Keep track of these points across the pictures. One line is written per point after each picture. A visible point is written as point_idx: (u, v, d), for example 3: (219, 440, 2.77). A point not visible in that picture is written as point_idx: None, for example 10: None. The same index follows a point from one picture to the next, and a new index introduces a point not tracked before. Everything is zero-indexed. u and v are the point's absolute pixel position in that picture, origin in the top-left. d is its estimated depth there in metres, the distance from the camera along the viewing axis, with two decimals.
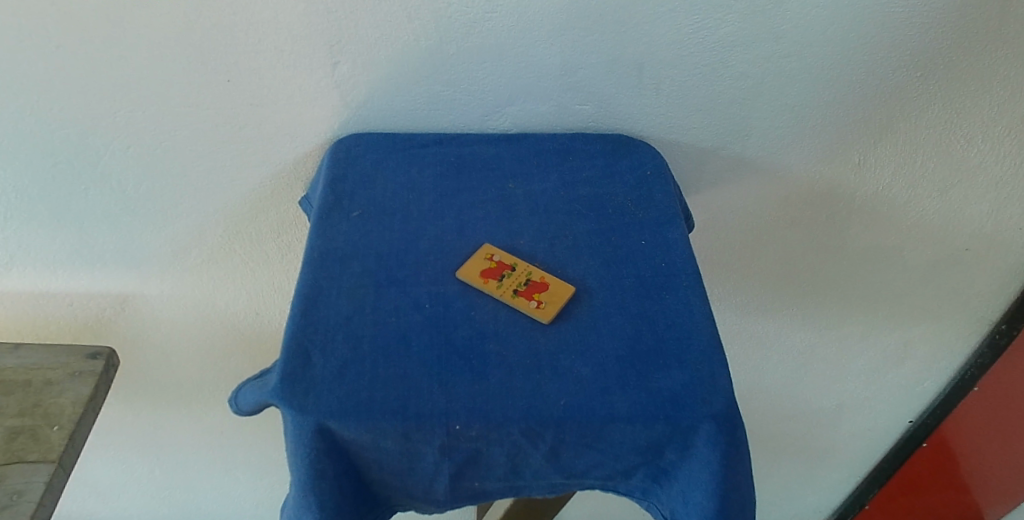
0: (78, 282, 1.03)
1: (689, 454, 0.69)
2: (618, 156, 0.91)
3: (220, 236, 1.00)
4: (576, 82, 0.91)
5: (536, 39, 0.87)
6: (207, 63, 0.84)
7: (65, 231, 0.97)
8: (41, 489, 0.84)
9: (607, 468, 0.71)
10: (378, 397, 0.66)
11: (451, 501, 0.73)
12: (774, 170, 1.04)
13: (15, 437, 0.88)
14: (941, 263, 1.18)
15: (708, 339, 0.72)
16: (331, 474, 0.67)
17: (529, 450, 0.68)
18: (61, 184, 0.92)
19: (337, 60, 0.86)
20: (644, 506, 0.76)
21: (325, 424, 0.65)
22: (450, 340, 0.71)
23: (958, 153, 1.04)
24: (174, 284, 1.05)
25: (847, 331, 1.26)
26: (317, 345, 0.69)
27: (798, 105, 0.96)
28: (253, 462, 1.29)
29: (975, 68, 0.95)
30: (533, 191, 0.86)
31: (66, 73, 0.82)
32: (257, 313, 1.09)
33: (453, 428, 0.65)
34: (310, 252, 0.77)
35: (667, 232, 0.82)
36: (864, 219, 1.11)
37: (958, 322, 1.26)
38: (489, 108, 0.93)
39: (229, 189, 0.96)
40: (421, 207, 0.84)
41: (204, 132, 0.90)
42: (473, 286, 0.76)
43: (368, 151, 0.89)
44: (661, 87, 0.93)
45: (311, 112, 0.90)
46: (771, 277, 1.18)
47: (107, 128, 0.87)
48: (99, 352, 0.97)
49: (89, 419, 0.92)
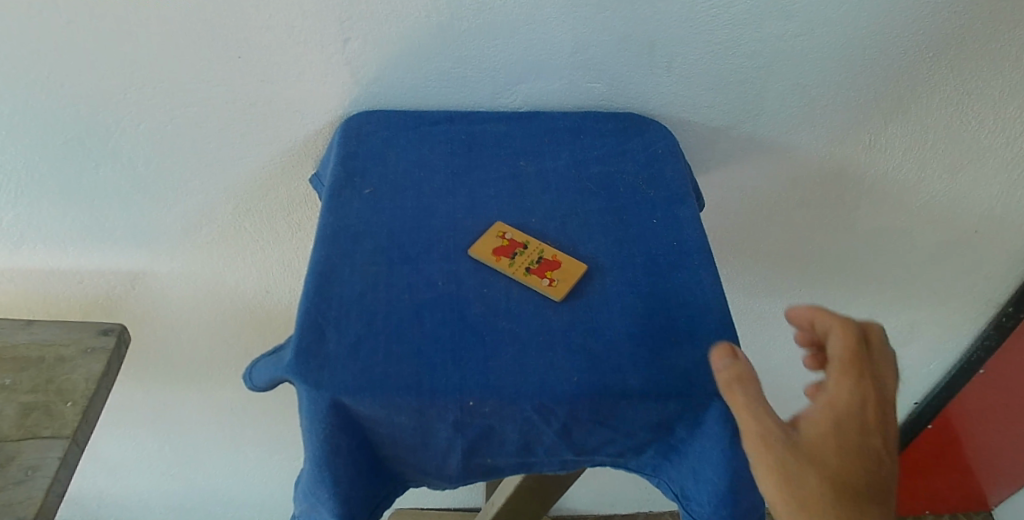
0: (89, 259, 1.03)
1: (701, 432, 0.69)
2: (629, 135, 0.91)
3: (230, 213, 1.01)
4: (588, 60, 0.91)
5: (547, 15, 0.86)
6: (218, 40, 0.84)
7: (75, 208, 0.97)
8: (56, 464, 0.84)
9: (619, 444, 0.72)
10: (392, 373, 0.66)
11: (463, 476, 0.73)
12: (785, 149, 1.03)
13: (30, 413, 0.88)
14: (951, 245, 1.17)
15: (720, 317, 0.72)
16: (346, 449, 0.68)
17: (542, 427, 0.69)
18: (71, 162, 0.92)
19: (348, 37, 0.85)
20: (654, 484, 0.77)
21: (339, 400, 0.65)
22: (463, 316, 0.71)
23: (970, 135, 1.03)
24: (184, 261, 1.05)
25: (854, 312, 1.27)
26: (332, 322, 0.69)
27: (810, 84, 0.96)
28: (263, 441, 1.30)
29: (989, 48, 0.94)
30: (544, 168, 0.86)
31: (77, 49, 0.82)
32: (267, 292, 1.10)
33: (466, 404, 0.66)
34: (322, 229, 0.77)
35: (680, 210, 0.82)
36: (874, 199, 1.10)
37: (967, 303, 1.26)
38: (500, 85, 0.92)
39: (240, 166, 0.96)
40: (433, 184, 0.84)
41: (214, 109, 0.90)
42: (486, 264, 0.76)
43: (379, 128, 0.89)
44: (672, 65, 0.92)
45: (322, 89, 0.90)
46: (779, 257, 1.18)
47: (117, 104, 0.87)
48: (111, 328, 0.97)
49: (103, 395, 0.92)
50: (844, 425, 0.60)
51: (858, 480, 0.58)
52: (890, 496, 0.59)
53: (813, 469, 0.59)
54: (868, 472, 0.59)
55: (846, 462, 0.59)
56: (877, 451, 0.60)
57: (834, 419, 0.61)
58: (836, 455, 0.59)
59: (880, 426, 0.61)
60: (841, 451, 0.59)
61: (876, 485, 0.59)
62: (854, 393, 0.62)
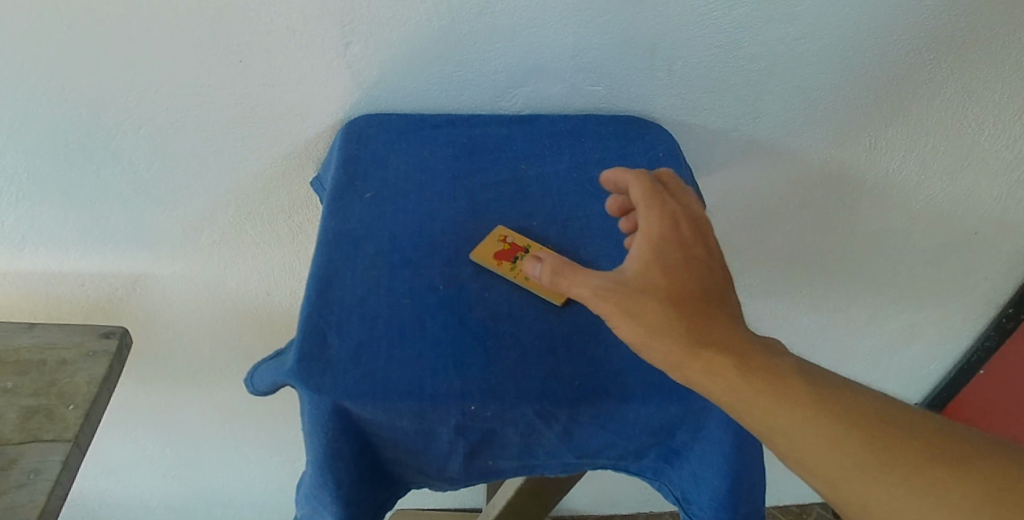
0: (91, 262, 1.03)
1: (702, 435, 0.70)
2: (630, 138, 0.91)
3: (231, 216, 1.01)
4: (588, 63, 0.91)
5: (548, 19, 0.87)
6: (219, 44, 0.84)
7: (76, 211, 0.97)
8: (58, 467, 0.84)
9: (620, 448, 0.72)
10: (394, 377, 0.67)
11: (465, 479, 0.74)
12: (785, 152, 1.03)
13: (32, 416, 0.88)
14: (951, 247, 1.18)
15: None
16: (348, 453, 0.68)
17: (544, 431, 0.69)
18: (72, 165, 0.92)
19: (350, 41, 0.86)
20: (655, 487, 0.76)
21: (342, 405, 0.65)
22: (464, 320, 0.71)
23: (970, 137, 1.03)
24: (186, 264, 1.05)
25: (854, 313, 1.27)
26: (334, 326, 0.70)
27: (810, 87, 0.96)
28: (264, 442, 1.30)
29: (989, 51, 0.94)
30: (545, 171, 0.87)
31: (79, 52, 0.82)
32: (268, 294, 1.10)
33: (468, 409, 0.66)
34: (324, 233, 0.77)
35: None
36: (874, 201, 1.11)
37: (967, 304, 1.26)
38: (501, 88, 0.92)
39: (242, 169, 0.96)
40: (434, 188, 0.84)
41: (216, 113, 0.90)
42: (487, 268, 0.75)
43: (380, 131, 0.89)
44: (673, 68, 0.92)
45: (323, 92, 0.90)
46: (780, 258, 1.18)
47: (119, 108, 0.87)
48: (113, 331, 0.97)
49: (105, 398, 0.92)
50: (661, 250, 0.66)
51: (689, 287, 0.64)
52: (722, 298, 0.65)
53: (652, 292, 0.63)
54: (697, 278, 0.65)
55: (676, 278, 0.64)
56: (698, 262, 0.66)
57: (654, 244, 0.66)
58: (665, 273, 0.64)
59: (702, 279, 0.65)
60: (669, 269, 0.65)
61: (709, 290, 0.65)
62: (661, 216, 0.68)
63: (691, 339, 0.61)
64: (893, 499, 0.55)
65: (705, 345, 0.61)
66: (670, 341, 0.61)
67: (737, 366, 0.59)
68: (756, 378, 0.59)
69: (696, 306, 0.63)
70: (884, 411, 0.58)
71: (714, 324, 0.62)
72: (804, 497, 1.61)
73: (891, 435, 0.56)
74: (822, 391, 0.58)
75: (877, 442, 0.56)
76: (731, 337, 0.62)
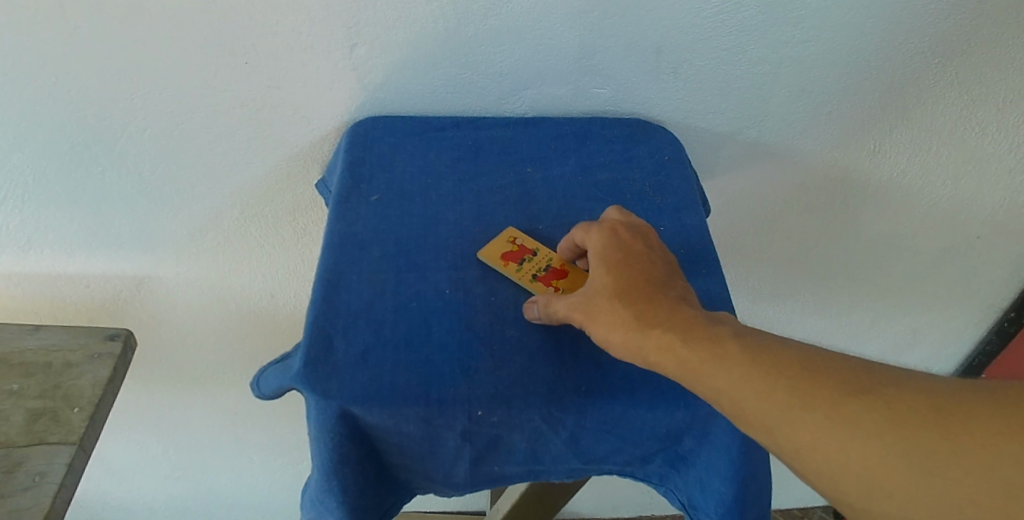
0: (95, 264, 1.03)
1: (709, 441, 0.70)
2: (636, 141, 0.91)
3: (236, 218, 1.01)
4: (594, 65, 0.91)
5: (554, 21, 0.86)
6: (224, 45, 0.83)
7: (81, 213, 0.97)
8: (64, 470, 0.84)
9: (626, 453, 0.72)
10: (401, 382, 0.66)
11: (471, 484, 0.73)
12: (791, 155, 1.03)
13: (37, 419, 0.88)
14: (954, 250, 1.18)
15: None
16: (354, 458, 0.67)
17: (550, 436, 0.69)
18: (78, 167, 0.92)
19: (355, 42, 0.85)
20: (661, 492, 0.76)
21: (348, 410, 0.65)
22: (471, 325, 0.71)
23: (975, 141, 1.03)
24: (191, 266, 1.05)
25: (857, 316, 1.27)
26: (340, 330, 0.69)
27: (816, 90, 0.96)
28: (268, 444, 1.30)
29: (995, 55, 0.94)
30: (551, 175, 0.86)
31: (85, 54, 0.82)
32: (273, 296, 1.10)
33: (475, 414, 0.66)
34: (330, 236, 0.77)
35: (687, 218, 0.82)
36: (878, 205, 1.10)
37: (970, 308, 1.26)
38: (507, 91, 0.92)
39: (246, 171, 0.96)
40: (440, 191, 0.84)
41: (221, 115, 0.90)
42: (493, 268, 0.76)
43: (386, 134, 0.89)
44: (679, 70, 0.92)
45: (328, 95, 0.90)
46: (784, 261, 1.18)
47: (124, 109, 0.87)
48: (118, 333, 0.97)
49: (110, 401, 0.92)
50: (607, 256, 0.69)
51: (637, 281, 0.66)
52: (671, 286, 0.67)
53: (598, 292, 0.66)
54: (641, 270, 0.67)
55: (621, 273, 0.67)
56: (641, 256, 0.69)
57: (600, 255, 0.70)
58: (610, 271, 0.67)
59: (648, 272, 0.67)
60: (612, 265, 0.68)
61: (654, 278, 0.67)
62: (603, 231, 0.72)
63: (639, 326, 0.62)
64: (830, 444, 0.53)
65: (654, 328, 0.62)
66: (619, 331, 0.63)
67: (686, 343, 0.60)
68: (697, 345, 0.60)
69: (641, 295, 0.65)
70: (850, 368, 0.56)
71: (662, 308, 0.63)
72: (806, 500, 1.60)
73: (834, 381, 0.55)
74: (777, 356, 0.57)
75: (821, 391, 0.55)
76: (680, 318, 0.62)
